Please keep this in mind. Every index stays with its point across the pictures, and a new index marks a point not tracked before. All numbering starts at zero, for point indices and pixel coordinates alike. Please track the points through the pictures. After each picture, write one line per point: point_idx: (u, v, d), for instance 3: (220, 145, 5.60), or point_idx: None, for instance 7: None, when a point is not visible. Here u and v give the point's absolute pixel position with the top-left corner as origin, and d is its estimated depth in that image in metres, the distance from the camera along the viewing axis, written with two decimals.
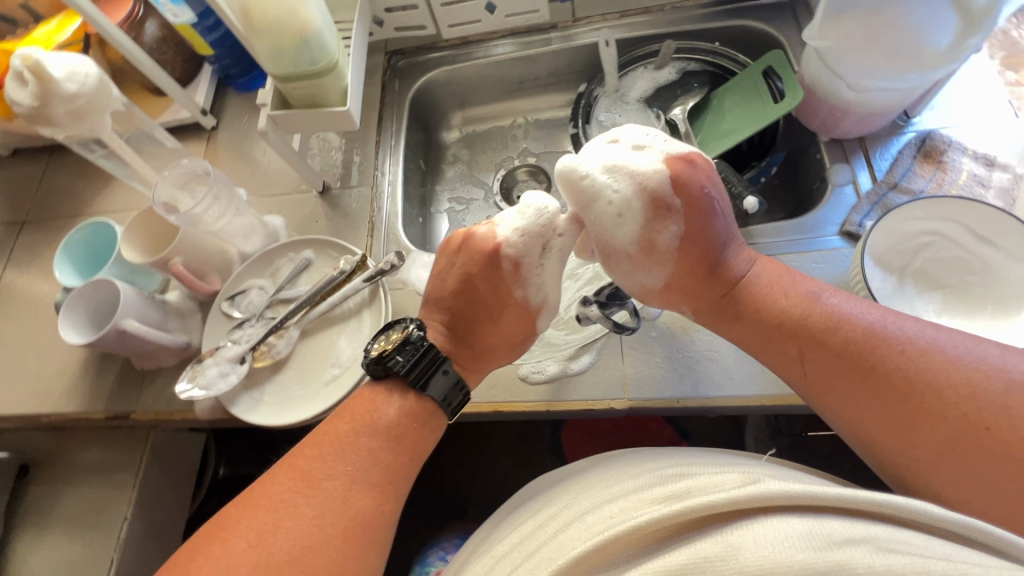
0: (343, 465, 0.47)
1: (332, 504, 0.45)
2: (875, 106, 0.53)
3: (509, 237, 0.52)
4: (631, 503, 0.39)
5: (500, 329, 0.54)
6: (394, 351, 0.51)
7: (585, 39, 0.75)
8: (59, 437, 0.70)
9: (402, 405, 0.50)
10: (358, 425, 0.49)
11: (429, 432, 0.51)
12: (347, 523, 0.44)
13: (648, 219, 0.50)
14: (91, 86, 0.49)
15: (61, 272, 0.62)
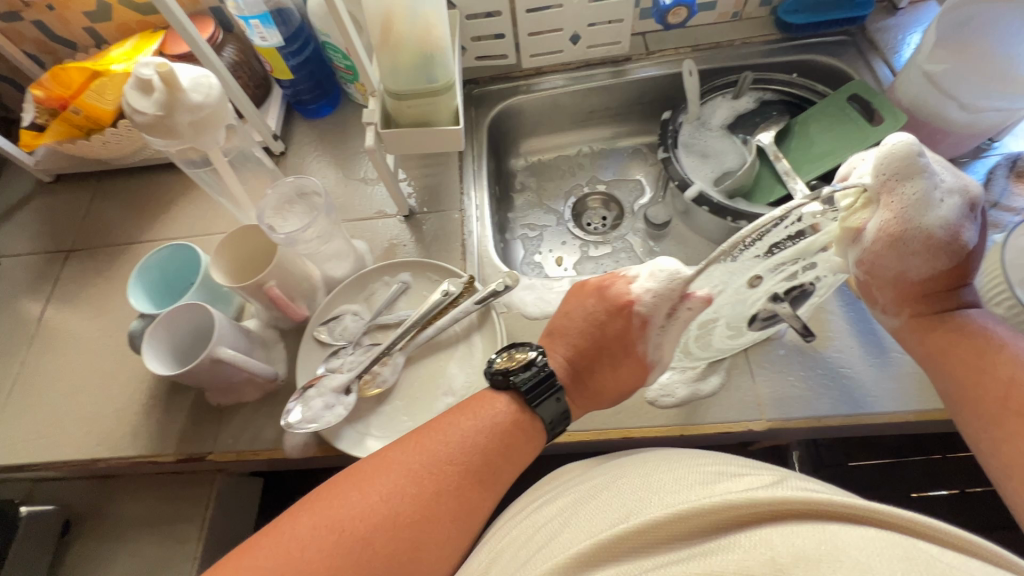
0: (435, 464, 0.42)
1: (419, 504, 0.40)
2: (980, 127, 0.55)
3: (640, 292, 0.46)
4: (694, 492, 0.36)
5: (612, 379, 0.49)
6: (518, 368, 0.47)
7: (661, 70, 0.77)
8: (107, 486, 0.62)
9: (509, 409, 0.46)
10: (476, 422, 0.45)
11: (529, 441, 0.46)
12: (429, 524, 0.40)
13: (962, 215, 0.42)
14: (214, 97, 0.47)
15: (136, 299, 0.57)
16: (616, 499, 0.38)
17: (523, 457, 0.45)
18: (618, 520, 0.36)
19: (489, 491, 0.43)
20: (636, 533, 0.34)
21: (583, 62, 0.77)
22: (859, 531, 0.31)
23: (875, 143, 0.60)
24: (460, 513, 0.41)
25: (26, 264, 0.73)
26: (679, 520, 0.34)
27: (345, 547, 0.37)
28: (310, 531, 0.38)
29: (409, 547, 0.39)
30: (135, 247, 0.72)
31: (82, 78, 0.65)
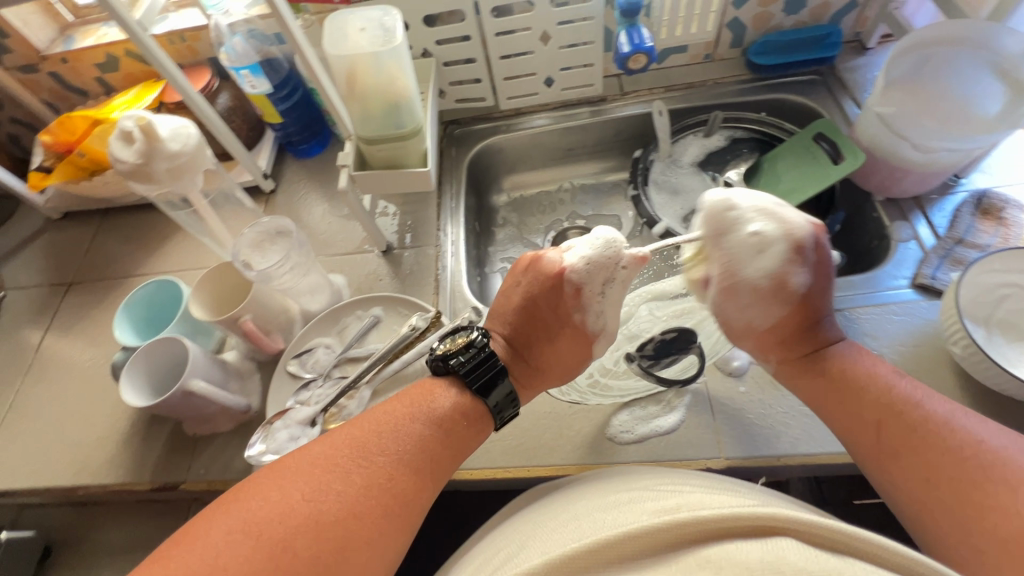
0: (366, 462, 0.44)
1: (349, 500, 0.41)
2: (937, 165, 0.56)
3: (572, 262, 0.55)
4: (638, 512, 0.36)
5: (554, 351, 0.56)
6: (456, 351, 0.51)
7: (635, 109, 0.79)
8: (88, 513, 0.64)
9: (455, 399, 0.49)
10: (415, 411, 0.48)
11: (470, 436, 0.49)
12: (358, 521, 0.40)
13: (787, 260, 0.49)
14: (192, 145, 0.50)
15: (120, 331, 0.60)
16: (571, 522, 0.38)
17: (459, 454, 0.48)
18: (567, 540, 0.36)
19: (426, 483, 0.45)
20: (579, 556, 0.34)
21: (559, 103, 0.80)
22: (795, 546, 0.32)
23: (836, 180, 0.61)
24: (391, 507, 0.42)
25: (30, 296, 0.77)
26: (621, 540, 0.34)
27: (266, 552, 0.37)
28: (224, 538, 0.37)
29: (337, 546, 0.39)
30: (131, 280, 0.76)
31: (86, 124, 0.70)
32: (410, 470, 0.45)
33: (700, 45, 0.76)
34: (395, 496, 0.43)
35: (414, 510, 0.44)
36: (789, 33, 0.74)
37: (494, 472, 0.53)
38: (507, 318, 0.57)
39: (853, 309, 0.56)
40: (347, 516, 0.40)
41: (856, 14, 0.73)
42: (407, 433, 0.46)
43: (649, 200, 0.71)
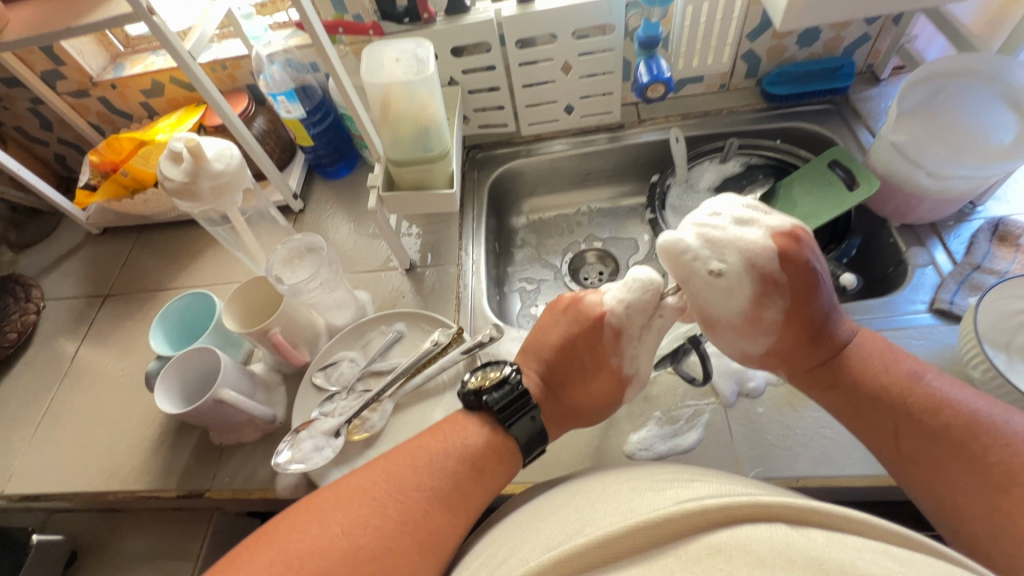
0: (401, 493, 0.44)
1: (383, 536, 0.41)
2: (951, 193, 0.57)
3: (614, 303, 0.53)
4: (642, 503, 0.34)
5: (590, 391, 0.53)
6: (489, 388, 0.50)
7: (652, 136, 0.81)
8: (114, 519, 0.65)
9: (488, 436, 0.49)
10: (448, 446, 0.48)
11: (505, 468, 0.49)
12: (393, 556, 0.41)
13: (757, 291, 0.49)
14: (234, 166, 0.53)
15: (155, 340, 0.62)
16: (572, 518, 0.36)
17: (490, 485, 0.48)
18: (569, 536, 0.33)
19: (460, 521, 0.45)
20: (577, 554, 0.31)
21: (578, 129, 0.83)
22: (822, 534, 0.30)
23: (851, 206, 0.63)
24: (425, 549, 0.42)
25: (68, 307, 0.80)
26: (627, 535, 0.31)
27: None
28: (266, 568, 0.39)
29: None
30: (164, 293, 0.79)
31: (132, 145, 0.74)
32: (445, 503, 0.45)
33: (716, 76, 0.79)
34: (430, 535, 0.43)
35: (446, 551, 0.43)
36: (803, 65, 0.76)
37: (513, 487, 0.54)
38: (544, 355, 0.54)
39: (871, 333, 0.57)
40: (381, 552, 0.41)
41: (869, 47, 0.75)
42: (443, 469, 0.46)
43: (666, 223, 0.72)
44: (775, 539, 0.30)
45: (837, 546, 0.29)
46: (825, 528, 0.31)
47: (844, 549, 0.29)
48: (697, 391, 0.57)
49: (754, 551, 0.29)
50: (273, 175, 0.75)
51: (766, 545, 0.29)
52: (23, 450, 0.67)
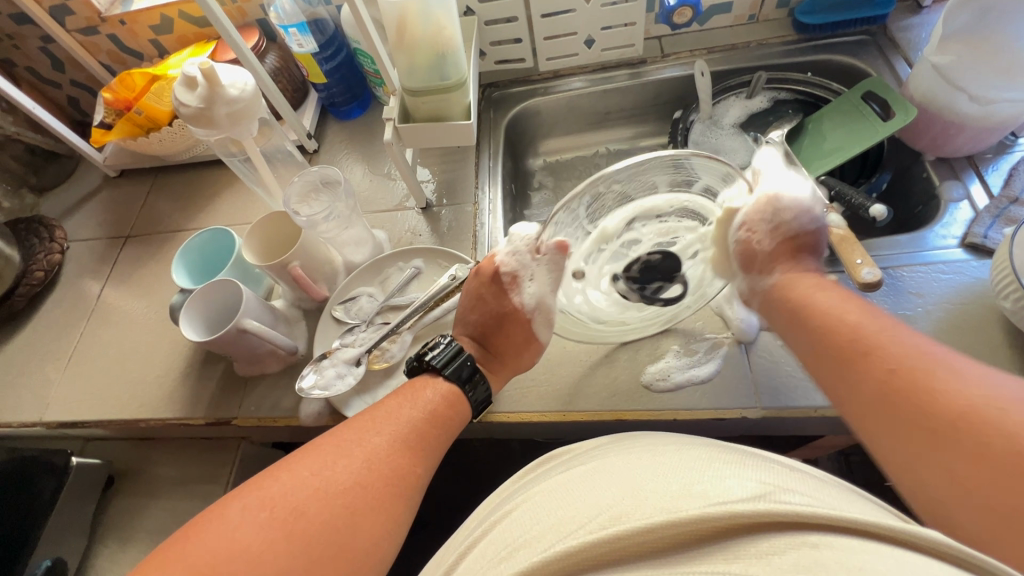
0: (367, 437, 0.46)
1: (354, 475, 0.43)
2: (994, 120, 0.55)
3: (504, 256, 0.51)
4: (664, 497, 0.36)
5: (510, 339, 0.54)
6: (430, 350, 0.53)
7: (675, 71, 0.78)
8: (148, 446, 0.68)
9: (439, 388, 0.51)
10: (403, 399, 0.50)
11: (454, 420, 0.51)
12: (360, 492, 0.42)
13: (770, 194, 0.52)
14: (249, 93, 0.52)
15: (177, 275, 0.63)
16: (583, 502, 0.39)
17: (449, 432, 0.50)
18: (576, 530, 0.36)
19: (420, 460, 0.47)
20: (597, 545, 0.34)
21: (599, 65, 0.80)
22: (854, 543, 0.30)
23: (884, 138, 0.60)
24: (393, 484, 0.44)
25: (91, 248, 0.82)
26: (654, 529, 0.34)
27: (280, 521, 0.38)
28: (242, 513, 0.39)
29: (346, 513, 0.41)
30: (183, 234, 0.79)
31: (144, 82, 0.73)
32: (406, 447, 0.46)
33: (746, 4, 0.75)
34: (394, 473, 0.45)
35: (411, 484, 0.45)
36: None
37: (530, 415, 0.55)
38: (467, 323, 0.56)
39: (898, 268, 0.55)
40: (349, 487, 0.42)
41: None
42: (405, 420, 0.48)
43: None
44: (801, 548, 0.30)
45: (868, 554, 0.29)
46: (856, 536, 0.31)
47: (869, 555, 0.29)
48: (716, 324, 0.57)
49: (776, 562, 0.30)
50: (287, 111, 0.74)
51: (792, 559, 0.29)
52: (57, 381, 0.69)
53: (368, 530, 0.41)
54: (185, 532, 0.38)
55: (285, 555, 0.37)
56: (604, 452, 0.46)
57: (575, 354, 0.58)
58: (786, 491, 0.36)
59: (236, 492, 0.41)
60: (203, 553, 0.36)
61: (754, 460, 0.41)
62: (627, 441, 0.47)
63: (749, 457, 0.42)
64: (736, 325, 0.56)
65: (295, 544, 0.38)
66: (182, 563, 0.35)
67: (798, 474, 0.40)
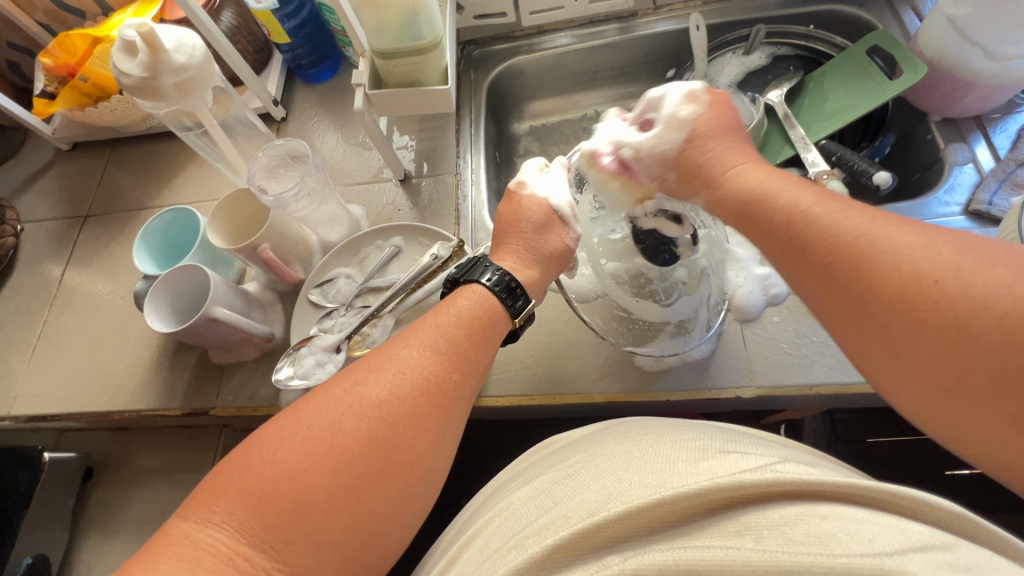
0: (395, 354, 0.43)
1: (383, 393, 0.40)
2: (1008, 78, 0.53)
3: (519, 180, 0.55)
4: (673, 470, 0.35)
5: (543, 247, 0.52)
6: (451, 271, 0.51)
7: (668, 25, 0.72)
8: (126, 437, 0.66)
9: (474, 298, 0.47)
10: (436, 314, 0.46)
11: (495, 331, 0.47)
12: (397, 406, 0.40)
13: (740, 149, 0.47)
14: (198, 59, 0.47)
15: (139, 260, 0.59)
16: (590, 480, 0.37)
17: (493, 346, 0.47)
18: (588, 508, 0.34)
19: (457, 368, 0.44)
20: (607, 526, 0.33)
21: (586, 19, 0.74)
22: (865, 513, 0.30)
23: (890, 97, 0.57)
24: (428, 394, 0.41)
25: (48, 229, 0.76)
26: (662, 504, 0.33)
27: (320, 449, 0.37)
28: (274, 454, 0.37)
29: (383, 425, 0.39)
30: (146, 212, 0.74)
31: (86, 44, 0.66)
32: (439, 353, 0.43)
33: None
34: (428, 380, 0.42)
35: (449, 394, 0.43)
36: None
37: (519, 399, 0.53)
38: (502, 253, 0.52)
39: None
40: (383, 402, 0.40)
41: None
42: (446, 332, 0.45)
43: None
44: (810, 519, 0.30)
45: (874, 524, 0.29)
46: (863, 507, 0.31)
47: (885, 532, 0.29)
48: None
49: (788, 533, 0.29)
50: (251, 78, 0.68)
51: (803, 530, 0.29)
52: (23, 373, 0.66)
53: (409, 440, 0.39)
54: (242, 453, 0.38)
55: (337, 468, 0.37)
56: (602, 431, 0.44)
57: (562, 334, 0.55)
58: (791, 461, 0.35)
59: (268, 428, 0.39)
60: (252, 486, 0.35)
61: (750, 435, 0.41)
62: (619, 421, 0.45)
63: (744, 431, 0.41)
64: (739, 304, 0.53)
65: (345, 459, 0.37)
66: (229, 513, 0.35)
67: (798, 449, 0.40)
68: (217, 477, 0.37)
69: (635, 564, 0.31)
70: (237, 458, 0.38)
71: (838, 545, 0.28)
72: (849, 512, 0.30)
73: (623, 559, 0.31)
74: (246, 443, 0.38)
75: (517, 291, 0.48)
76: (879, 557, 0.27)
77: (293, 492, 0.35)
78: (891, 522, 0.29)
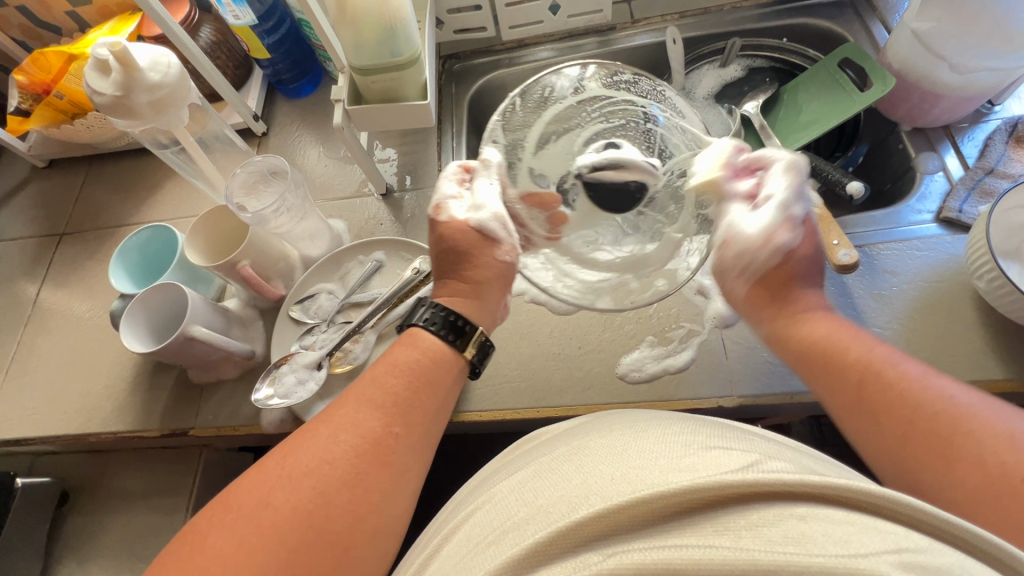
0: (331, 417, 0.41)
1: (321, 459, 0.38)
2: (972, 90, 0.54)
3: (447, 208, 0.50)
4: (657, 471, 0.34)
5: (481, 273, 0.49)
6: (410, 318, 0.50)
7: (646, 39, 0.73)
8: (102, 460, 0.65)
9: (421, 347, 0.46)
10: (377, 369, 0.45)
11: (442, 375, 0.46)
12: (333, 469, 0.38)
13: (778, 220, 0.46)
14: (173, 77, 0.47)
15: (115, 279, 0.58)
16: (572, 480, 0.36)
17: (443, 389, 0.46)
18: (570, 505, 0.34)
19: (398, 422, 0.42)
20: (586, 524, 0.32)
21: (565, 33, 0.75)
22: (843, 514, 0.30)
23: (861, 109, 0.58)
24: (365, 454, 0.40)
25: (23, 247, 0.75)
26: (644, 501, 0.32)
27: (255, 526, 0.35)
28: (210, 538, 0.34)
29: (317, 494, 0.37)
30: (124, 229, 0.73)
31: (61, 62, 0.66)
32: (379, 407, 0.42)
33: None
34: (366, 441, 0.40)
35: (393, 451, 0.41)
36: None
37: (503, 413, 0.53)
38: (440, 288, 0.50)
39: (873, 245, 0.54)
40: (314, 469, 0.38)
41: None
42: (387, 384, 0.43)
43: None
44: (789, 520, 0.30)
45: (851, 524, 0.29)
46: (840, 508, 0.31)
47: (863, 534, 0.29)
48: (692, 312, 0.55)
49: (767, 534, 0.29)
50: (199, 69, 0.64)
51: (782, 531, 0.29)
52: None
53: (346, 506, 0.37)
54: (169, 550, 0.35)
55: (268, 548, 0.34)
56: (585, 427, 0.44)
57: (546, 346, 0.55)
58: (771, 460, 0.35)
59: (204, 513, 0.36)
60: (191, 569, 0.33)
61: (732, 430, 0.40)
62: (602, 415, 0.45)
63: (727, 425, 0.41)
64: (716, 311, 0.54)
65: (281, 533, 0.35)
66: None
67: (780, 445, 0.39)
68: (161, 558, 0.35)
69: (613, 564, 0.30)
70: (173, 547, 0.35)
71: (816, 547, 0.28)
72: (827, 513, 0.30)
73: (602, 558, 0.30)
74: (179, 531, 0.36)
75: (461, 324, 0.48)
76: (855, 558, 0.27)
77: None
78: (870, 523, 0.29)
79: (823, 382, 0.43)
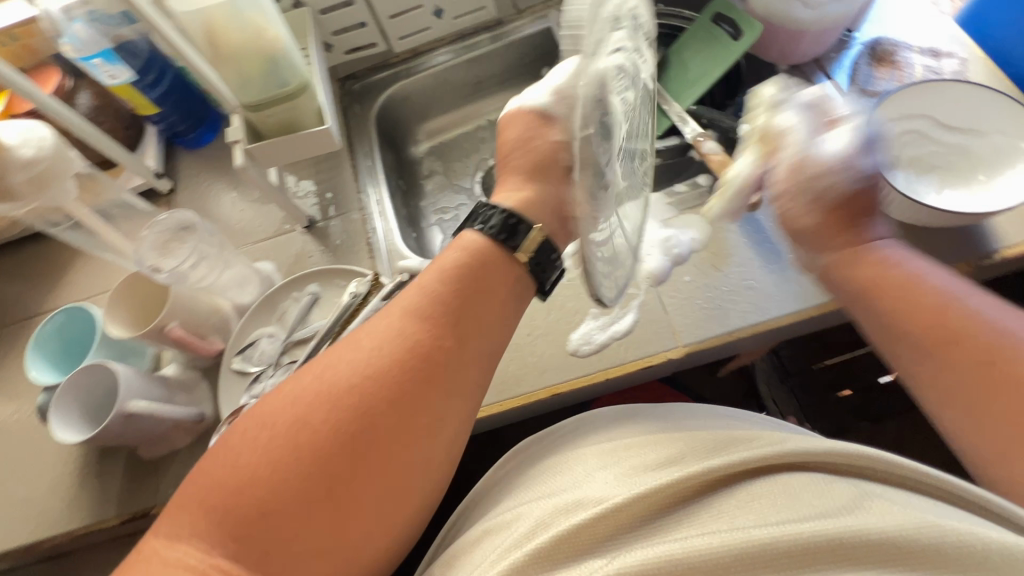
0: (388, 315, 0.43)
1: (373, 373, 0.40)
2: (827, 21, 0.59)
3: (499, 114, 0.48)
4: (648, 466, 0.37)
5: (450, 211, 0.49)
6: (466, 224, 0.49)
7: (533, 27, 0.76)
8: (64, 564, 0.60)
9: (461, 247, 0.47)
10: (434, 270, 0.45)
11: (499, 275, 0.46)
12: (372, 381, 0.39)
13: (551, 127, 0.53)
14: (48, 150, 0.45)
15: (35, 371, 0.55)
16: (572, 488, 0.38)
17: (503, 288, 0.46)
18: (564, 510, 0.35)
19: (446, 335, 0.42)
20: (588, 532, 0.33)
21: (456, 35, 0.77)
22: (824, 480, 0.33)
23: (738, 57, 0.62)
24: (411, 366, 0.40)
25: None
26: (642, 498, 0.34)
27: (308, 451, 0.37)
28: (265, 446, 0.37)
29: (358, 415, 0.38)
30: (36, 319, 0.69)
31: None
32: (421, 316, 0.43)
33: None
34: (408, 350, 0.41)
35: (439, 362, 0.41)
36: None
37: None
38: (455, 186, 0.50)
39: None
40: (359, 382, 0.39)
41: None
42: (433, 292, 0.44)
43: None
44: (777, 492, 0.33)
45: (831, 487, 0.33)
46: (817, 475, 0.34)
47: (845, 499, 0.32)
48: None
49: (757, 511, 0.32)
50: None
51: (770, 505, 0.32)
52: None
53: (388, 429, 0.38)
54: (167, 512, 0.37)
55: (304, 463, 0.36)
56: (571, 429, 0.45)
57: None
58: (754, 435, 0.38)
59: (244, 425, 0.39)
60: (219, 504, 0.35)
61: (710, 414, 0.43)
62: (578, 417, 0.47)
63: (704, 411, 0.44)
64: (648, 272, 0.55)
65: (319, 457, 0.36)
66: None
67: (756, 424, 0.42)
68: (185, 484, 0.38)
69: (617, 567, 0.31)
70: (203, 464, 0.38)
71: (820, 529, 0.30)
72: (814, 480, 0.33)
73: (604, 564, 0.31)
74: (218, 439, 0.38)
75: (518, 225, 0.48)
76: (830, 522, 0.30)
77: (257, 496, 0.35)
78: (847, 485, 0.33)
79: (865, 315, 0.44)
